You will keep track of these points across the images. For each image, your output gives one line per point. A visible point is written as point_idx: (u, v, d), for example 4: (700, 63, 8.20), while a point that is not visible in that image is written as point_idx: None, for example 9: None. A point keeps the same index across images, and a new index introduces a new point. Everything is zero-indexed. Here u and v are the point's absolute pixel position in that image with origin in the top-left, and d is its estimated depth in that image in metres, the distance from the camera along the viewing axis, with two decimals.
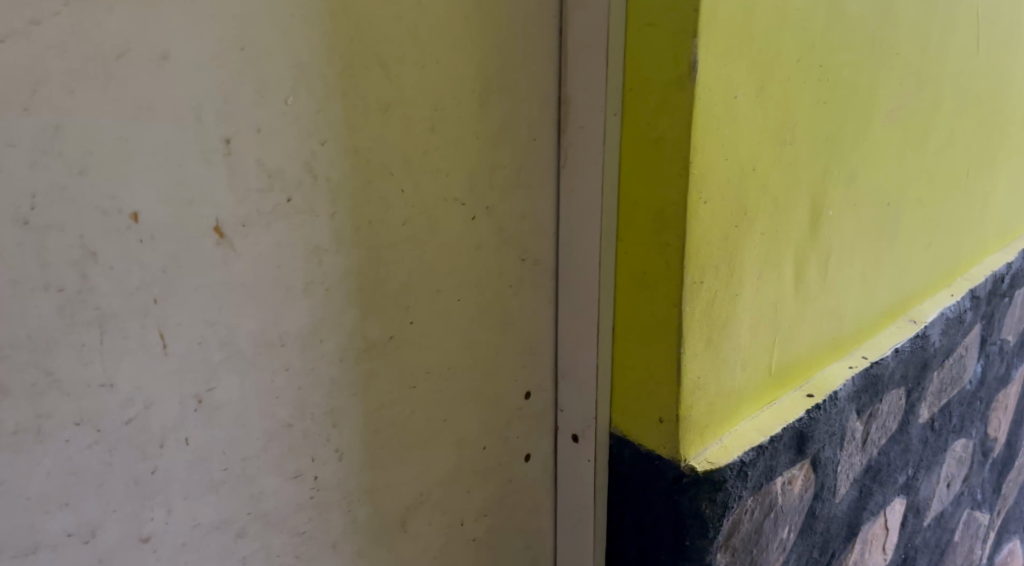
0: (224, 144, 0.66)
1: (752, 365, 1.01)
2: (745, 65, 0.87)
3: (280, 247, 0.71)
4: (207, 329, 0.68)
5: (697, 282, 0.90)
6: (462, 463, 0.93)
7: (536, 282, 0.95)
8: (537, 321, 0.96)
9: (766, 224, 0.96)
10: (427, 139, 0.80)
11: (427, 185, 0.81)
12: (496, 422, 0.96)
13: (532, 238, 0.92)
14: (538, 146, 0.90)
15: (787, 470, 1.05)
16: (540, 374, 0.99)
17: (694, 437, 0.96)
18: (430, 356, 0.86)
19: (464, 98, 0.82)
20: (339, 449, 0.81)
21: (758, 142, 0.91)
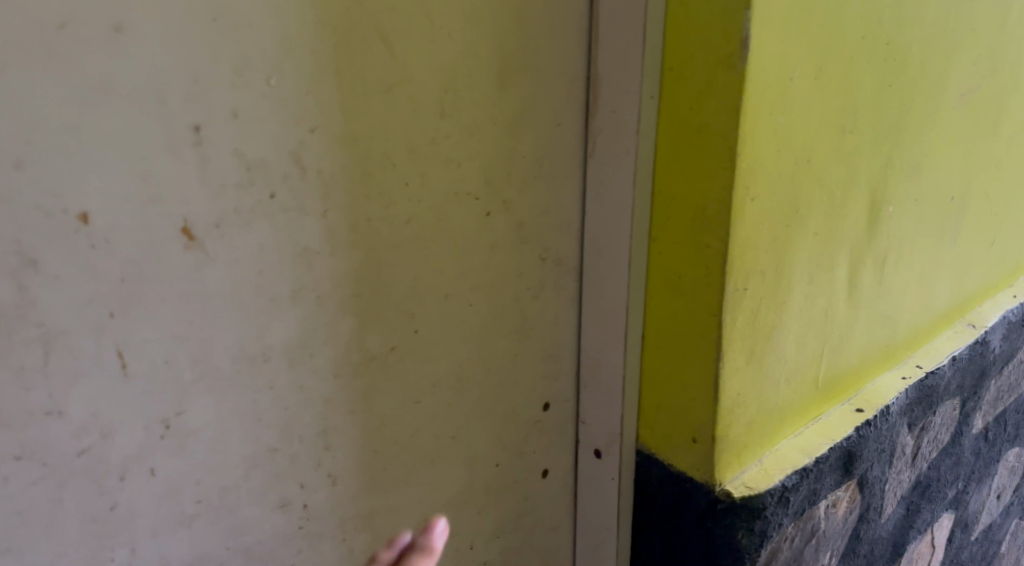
0: (194, 131, 0.57)
1: (798, 379, 0.91)
2: (804, 42, 0.76)
3: (264, 249, 0.62)
4: (175, 346, 0.60)
5: (741, 289, 0.80)
6: (474, 482, 0.84)
7: (558, 284, 0.85)
8: (558, 326, 0.87)
9: (819, 222, 0.85)
10: (437, 125, 0.69)
11: (437, 177, 0.71)
12: (513, 436, 0.87)
13: (553, 235, 0.83)
14: (564, 132, 0.80)
15: (832, 492, 0.95)
16: (561, 385, 0.90)
17: (731, 459, 0.86)
18: (438, 368, 0.77)
19: (480, 78, 0.71)
20: (334, 474, 0.72)
21: (814, 131, 0.80)
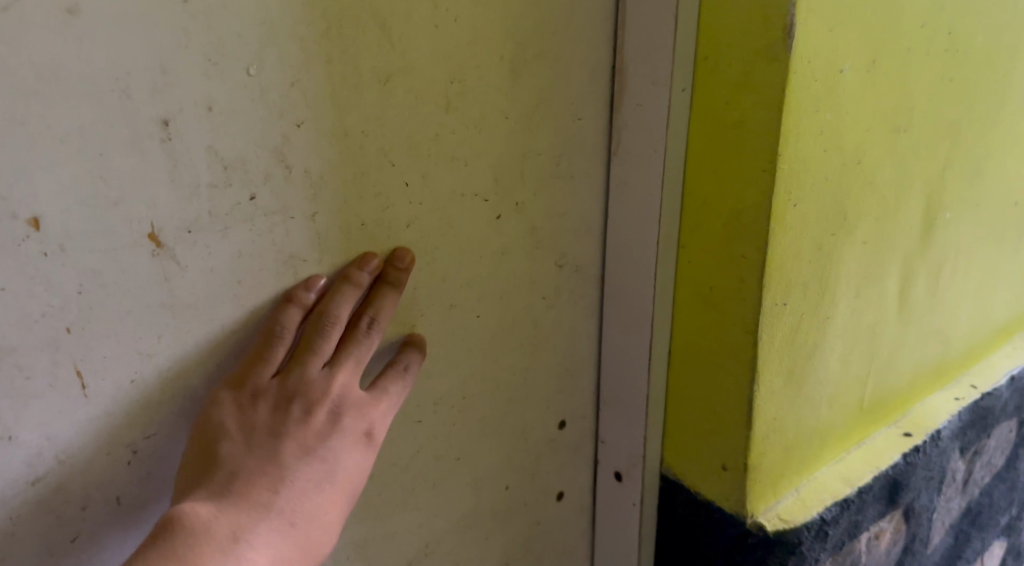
0: (163, 126, 0.53)
1: (841, 401, 0.83)
2: (856, 30, 0.68)
3: (242, 256, 0.58)
4: (142, 363, 0.57)
5: (779, 304, 0.72)
6: (481, 507, 0.80)
7: (576, 292, 0.79)
8: (575, 338, 0.81)
9: (869, 230, 0.77)
10: (441, 119, 0.64)
11: (440, 177, 0.65)
12: (524, 457, 0.82)
13: (571, 240, 0.77)
14: (583, 128, 0.73)
15: (875, 523, 0.87)
16: (577, 402, 0.84)
17: (764, 489, 0.79)
18: (439, 385, 0.72)
19: (489, 68, 0.65)
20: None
21: (865, 130, 0.72)
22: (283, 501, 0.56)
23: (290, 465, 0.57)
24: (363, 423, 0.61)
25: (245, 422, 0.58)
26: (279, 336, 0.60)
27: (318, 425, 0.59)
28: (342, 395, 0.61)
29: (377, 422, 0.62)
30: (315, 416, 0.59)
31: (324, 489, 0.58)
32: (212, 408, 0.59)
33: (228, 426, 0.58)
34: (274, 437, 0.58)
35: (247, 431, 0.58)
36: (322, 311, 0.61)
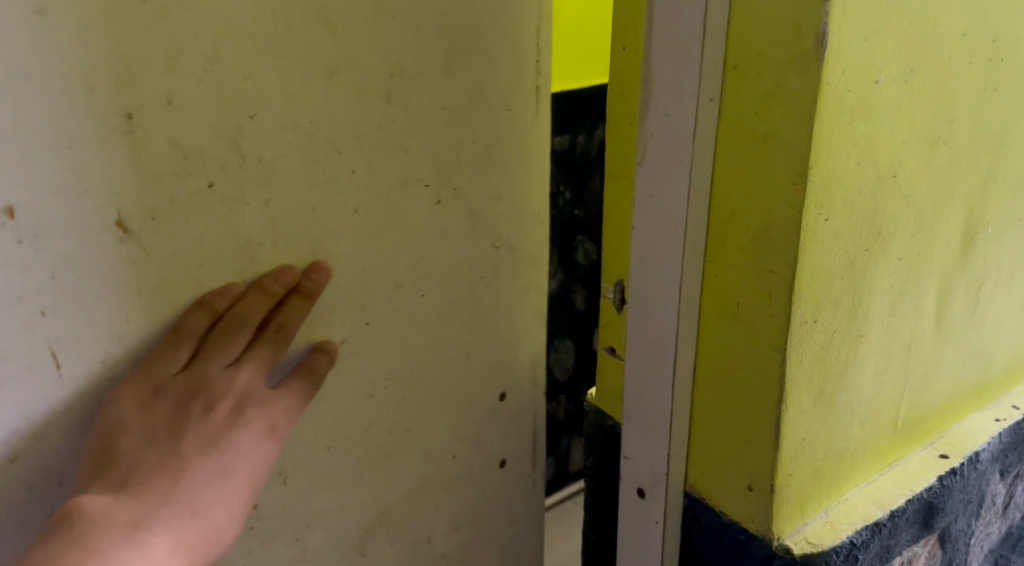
0: (126, 119, 0.64)
1: (874, 421, 0.80)
2: (892, 39, 0.66)
3: (202, 238, 0.70)
4: (111, 340, 0.69)
5: (809, 322, 0.70)
6: (430, 477, 0.94)
7: (514, 270, 0.93)
8: (515, 312, 0.95)
9: (905, 246, 0.75)
10: (382, 111, 0.77)
11: (383, 165, 0.78)
12: (467, 428, 0.95)
13: (507, 225, 0.90)
14: (514, 118, 0.86)
15: (908, 548, 0.84)
16: (515, 372, 0.98)
17: (792, 511, 0.76)
18: (388, 361, 0.85)
19: (426, 62, 0.78)
20: (282, 471, 0.80)
21: (901, 141, 0.70)
22: (181, 490, 0.67)
23: (190, 455, 0.69)
24: (261, 420, 0.73)
25: (146, 416, 0.69)
26: (187, 338, 0.71)
27: (216, 416, 0.71)
28: (243, 396, 0.72)
29: (277, 420, 0.74)
30: (217, 413, 0.71)
31: (225, 479, 0.70)
32: (112, 404, 0.69)
33: (130, 420, 0.69)
34: (175, 430, 0.69)
35: (148, 425, 0.69)
36: (228, 318, 0.72)
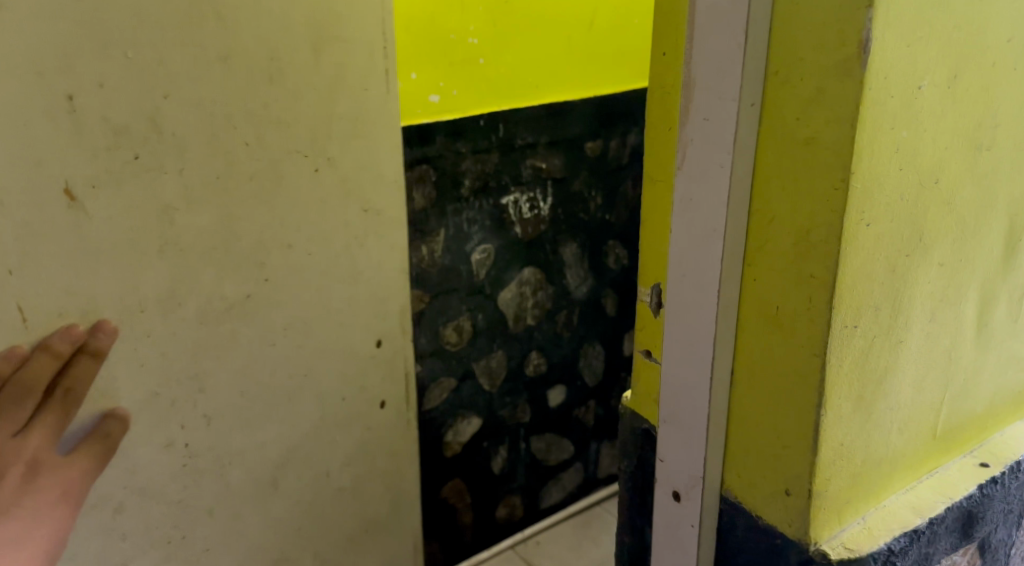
0: (68, 99, 0.98)
1: (912, 428, 0.80)
2: (935, 45, 0.67)
3: (132, 204, 1.06)
4: (81, 280, 1.04)
5: (849, 325, 0.70)
6: (325, 417, 1.38)
7: (371, 225, 1.33)
8: (387, 269, 1.38)
9: (947, 251, 0.75)
10: (268, 90, 1.14)
11: (271, 137, 1.16)
12: (354, 369, 1.39)
13: (372, 191, 1.31)
14: (371, 94, 1.26)
15: (947, 556, 0.84)
16: (384, 326, 1.42)
17: (829, 516, 0.76)
18: (284, 313, 1.25)
19: (300, 53, 1.16)
20: (206, 415, 1.22)
21: (945, 147, 0.70)
22: None
23: None
24: (53, 479, 1.06)
25: None
26: None
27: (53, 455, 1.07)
28: (37, 456, 1.05)
29: (77, 481, 1.08)
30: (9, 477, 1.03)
31: (21, 545, 1.04)
32: None
33: None
34: None
35: None
36: (8, 386, 1.02)
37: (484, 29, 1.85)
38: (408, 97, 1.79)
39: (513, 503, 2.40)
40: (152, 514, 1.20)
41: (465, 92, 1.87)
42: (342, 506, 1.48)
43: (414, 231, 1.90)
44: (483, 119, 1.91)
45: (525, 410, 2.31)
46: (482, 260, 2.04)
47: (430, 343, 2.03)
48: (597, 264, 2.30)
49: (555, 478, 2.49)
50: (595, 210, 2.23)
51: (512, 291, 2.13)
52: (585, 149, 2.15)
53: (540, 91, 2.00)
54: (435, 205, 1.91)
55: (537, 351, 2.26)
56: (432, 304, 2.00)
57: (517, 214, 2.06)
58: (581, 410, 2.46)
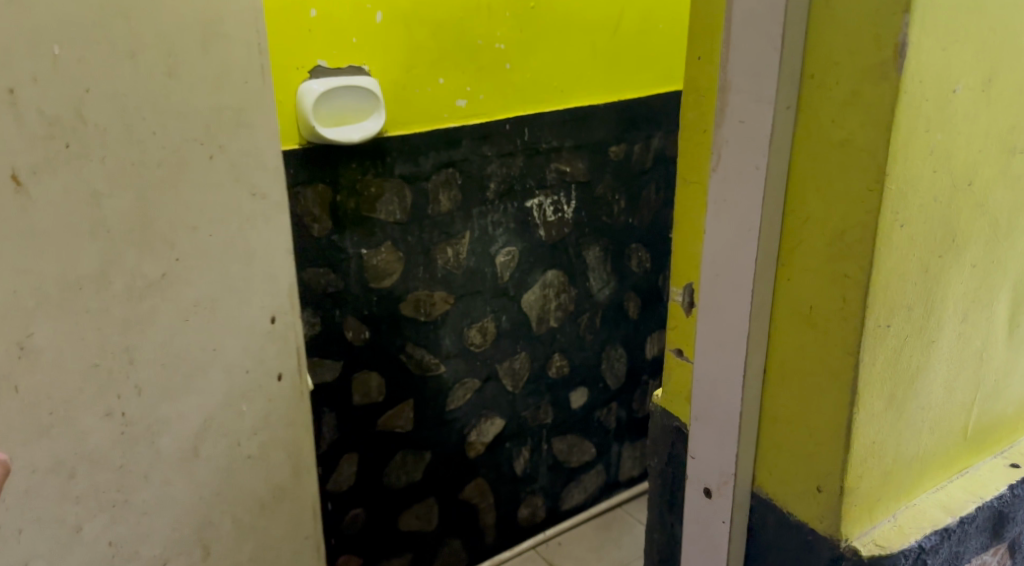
0: (8, 92, 0.88)
1: (943, 428, 0.81)
2: (969, 50, 0.68)
3: (69, 191, 0.93)
4: (18, 268, 0.92)
5: (882, 325, 0.71)
6: (232, 389, 1.15)
7: (268, 214, 1.12)
8: (280, 257, 1.15)
9: (980, 253, 0.76)
10: (165, 84, 0.98)
11: (172, 127, 1.00)
12: (256, 344, 1.16)
13: (259, 177, 1.09)
14: (255, 86, 1.06)
15: (977, 555, 0.85)
16: (280, 300, 1.17)
17: (860, 513, 0.77)
18: (189, 291, 1.06)
19: (189, 46, 0.99)
20: (139, 386, 1.04)
21: (978, 150, 0.71)
22: None
23: None
24: None
25: None
26: None
27: None
28: None
29: None
30: None
31: None
32: None
33: None
34: None
35: None
36: None
37: (510, 34, 1.87)
38: (434, 102, 1.82)
39: (535, 504, 2.42)
40: (96, 481, 1.03)
41: (491, 97, 1.90)
42: (247, 479, 1.20)
43: (439, 234, 1.93)
44: (508, 123, 1.93)
45: (547, 412, 2.32)
46: (506, 263, 2.06)
47: (455, 344, 2.05)
48: (620, 267, 2.31)
49: (576, 480, 2.50)
50: (618, 214, 2.24)
51: (535, 293, 2.15)
52: (609, 153, 2.16)
53: (565, 95, 2.02)
54: (460, 208, 1.94)
55: (560, 353, 2.28)
56: (456, 306, 2.02)
57: (541, 217, 2.08)
58: (604, 412, 2.47)
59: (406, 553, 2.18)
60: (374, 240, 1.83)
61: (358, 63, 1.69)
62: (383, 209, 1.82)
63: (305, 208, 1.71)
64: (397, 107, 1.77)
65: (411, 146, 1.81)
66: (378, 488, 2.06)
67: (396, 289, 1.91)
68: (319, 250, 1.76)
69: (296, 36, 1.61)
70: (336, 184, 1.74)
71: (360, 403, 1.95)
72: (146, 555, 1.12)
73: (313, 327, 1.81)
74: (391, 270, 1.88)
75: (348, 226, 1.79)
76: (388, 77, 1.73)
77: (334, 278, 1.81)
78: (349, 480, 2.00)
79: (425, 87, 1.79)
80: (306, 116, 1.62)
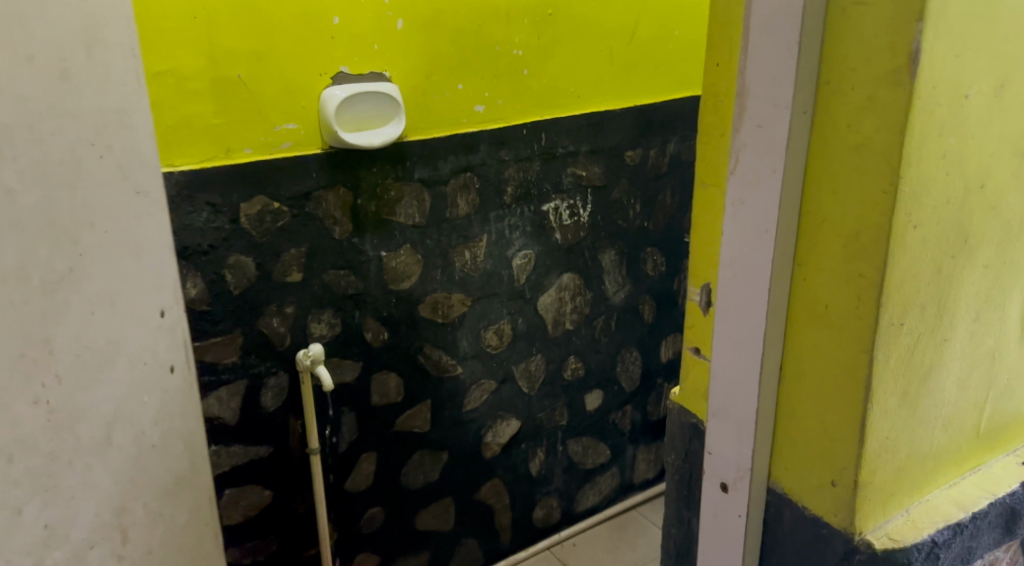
0: None
1: (956, 426, 0.83)
2: (982, 56, 0.70)
3: None
4: None
5: (896, 324, 0.74)
6: (141, 378, 1.20)
7: (148, 207, 1.17)
8: (155, 246, 1.19)
9: (992, 253, 0.78)
10: (61, 85, 1.01)
11: (67, 127, 1.02)
12: (155, 338, 1.22)
13: (139, 171, 1.14)
14: (137, 90, 1.12)
15: (990, 551, 0.87)
16: (165, 295, 1.22)
17: (874, 508, 0.79)
18: (92, 286, 1.09)
19: (82, 49, 1.03)
20: (59, 375, 1.06)
21: (989, 154, 0.74)
22: None
23: None
24: None
25: None
26: None
27: None
28: None
29: None
30: None
31: None
32: None
33: None
34: None
35: None
36: None
37: (528, 40, 1.90)
38: (453, 107, 1.85)
39: (550, 505, 2.44)
40: (30, 466, 1.04)
41: (509, 102, 1.92)
42: (154, 468, 1.25)
43: (457, 237, 1.95)
44: (525, 128, 1.96)
45: (563, 414, 2.34)
46: (523, 266, 2.09)
47: (471, 345, 2.08)
48: (636, 270, 2.33)
49: (591, 482, 2.51)
50: (634, 218, 2.27)
51: (551, 296, 2.17)
52: (625, 157, 2.18)
53: (582, 101, 2.05)
54: (478, 211, 1.96)
55: (575, 355, 2.30)
56: (474, 307, 2.05)
57: (557, 221, 2.11)
58: (619, 415, 2.49)
59: (423, 553, 2.21)
60: (394, 242, 1.86)
61: (379, 69, 1.72)
62: (402, 212, 1.85)
63: (327, 211, 1.75)
64: (417, 113, 1.80)
65: (430, 150, 1.84)
66: (396, 488, 2.09)
67: (415, 291, 1.94)
68: (340, 252, 1.80)
69: (320, 42, 1.64)
70: (357, 187, 1.77)
71: (379, 404, 1.98)
72: (76, 539, 1.13)
73: (334, 328, 1.85)
74: (409, 272, 1.91)
75: (369, 228, 1.82)
76: (408, 83, 1.76)
77: (355, 280, 1.84)
78: (367, 479, 2.03)
79: (444, 92, 1.82)
80: (328, 121, 1.66)
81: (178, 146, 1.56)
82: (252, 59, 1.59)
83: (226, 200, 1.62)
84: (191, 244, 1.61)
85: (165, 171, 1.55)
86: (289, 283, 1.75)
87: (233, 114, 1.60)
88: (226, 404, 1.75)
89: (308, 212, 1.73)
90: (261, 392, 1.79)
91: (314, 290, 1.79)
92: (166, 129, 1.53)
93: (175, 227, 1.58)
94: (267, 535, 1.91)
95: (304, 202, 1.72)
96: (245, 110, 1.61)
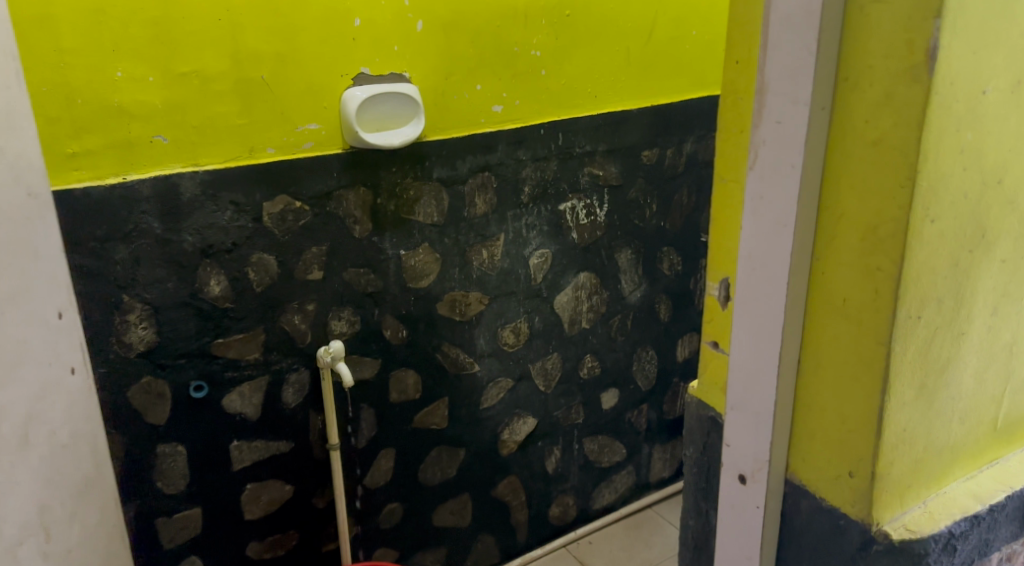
0: None
1: (973, 419, 0.84)
2: (999, 53, 0.72)
3: None
4: None
5: (913, 317, 0.75)
6: (50, 376, 1.36)
7: (35, 207, 1.38)
8: (41, 241, 1.39)
9: (1010, 248, 0.79)
10: None
11: None
12: (59, 339, 1.42)
13: (27, 172, 1.36)
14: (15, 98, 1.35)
15: (1007, 544, 0.89)
16: (59, 297, 1.44)
17: (892, 499, 0.80)
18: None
19: None
20: None
21: (1007, 150, 0.75)
22: None
23: None
24: None
25: None
26: None
27: None
28: None
29: None
30: None
31: None
32: None
33: None
34: None
35: None
36: None
37: (546, 41, 1.91)
38: (471, 107, 1.87)
39: (566, 503, 2.45)
40: None
41: (526, 102, 1.94)
42: (65, 464, 1.39)
43: (475, 235, 1.97)
44: (542, 128, 1.98)
45: (579, 412, 2.36)
46: (540, 264, 2.10)
47: (489, 343, 2.10)
48: (652, 270, 2.34)
49: (607, 480, 2.52)
50: (650, 218, 2.28)
51: (567, 295, 2.19)
52: (641, 157, 2.19)
53: (599, 101, 2.06)
54: (496, 211, 1.98)
55: (591, 354, 2.31)
56: (491, 305, 2.06)
57: (574, 220, 2.12)
58: (635, 414, 2.50)
59: (441, 549, 2.22)
60: (412, 241, 1.88)
61: (399, 71, 1.74)
62: (421, 211, 1.87)
63: (348, 210, 1.77)
64: (436, 113, 1.82)
65: (449, 150, 1.86)
66: (413, 484, 2.11)
67: (433, 290, 1.96)
68: (360, 251, 1.82)
69: (341, 44, 1.66)
70: (377, 186, 1.79)
71: (397, 401, 2.00)
72: (10, 534, 1.18)
73: (354, 325, 1.87)
74: (428, 271, 1.93)
75: (389, 227, 1.84)
76: (427, 84, 1.78)
77: (374, 279, 1.86)
78: (386, 475, 2.05)
79: (463, 92, 1.84)
80: (349, 121, 1.68)
81: (202, 146, 1.59)
82: (275, 61, 1.61)
83: (249, 199, 1.66)
84: (214, 242, 1.64)
85: (189, 171, 1.59)
86: (311, 281, 1.78)
87: (256, 114, 1.63)
88: (248, 399, 1.78)
89: (329, 211, 1.75)
90: (283, 388, 1.82)
91: (335, 288, 1.81)
92: (190, 130, 1.57)
93: (199, 226, 1.62)
94: (287, 529, 1.93)
95: (325, 201, 1.74)
96: (268, 111, 1.64)
